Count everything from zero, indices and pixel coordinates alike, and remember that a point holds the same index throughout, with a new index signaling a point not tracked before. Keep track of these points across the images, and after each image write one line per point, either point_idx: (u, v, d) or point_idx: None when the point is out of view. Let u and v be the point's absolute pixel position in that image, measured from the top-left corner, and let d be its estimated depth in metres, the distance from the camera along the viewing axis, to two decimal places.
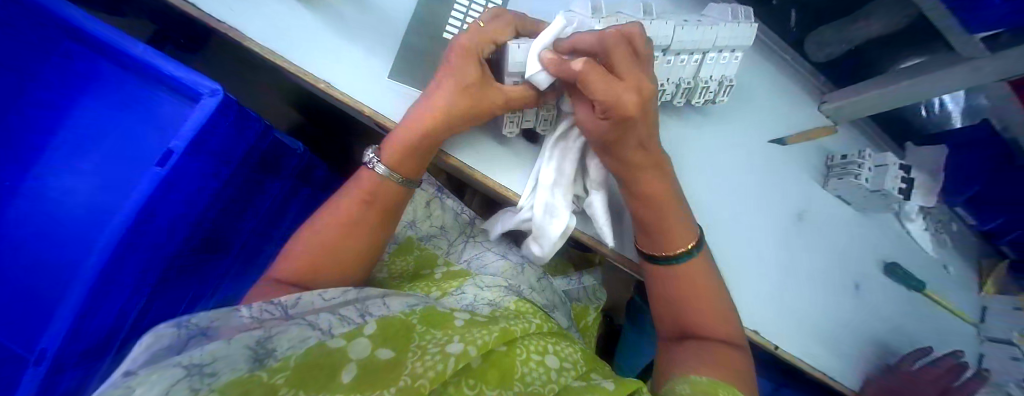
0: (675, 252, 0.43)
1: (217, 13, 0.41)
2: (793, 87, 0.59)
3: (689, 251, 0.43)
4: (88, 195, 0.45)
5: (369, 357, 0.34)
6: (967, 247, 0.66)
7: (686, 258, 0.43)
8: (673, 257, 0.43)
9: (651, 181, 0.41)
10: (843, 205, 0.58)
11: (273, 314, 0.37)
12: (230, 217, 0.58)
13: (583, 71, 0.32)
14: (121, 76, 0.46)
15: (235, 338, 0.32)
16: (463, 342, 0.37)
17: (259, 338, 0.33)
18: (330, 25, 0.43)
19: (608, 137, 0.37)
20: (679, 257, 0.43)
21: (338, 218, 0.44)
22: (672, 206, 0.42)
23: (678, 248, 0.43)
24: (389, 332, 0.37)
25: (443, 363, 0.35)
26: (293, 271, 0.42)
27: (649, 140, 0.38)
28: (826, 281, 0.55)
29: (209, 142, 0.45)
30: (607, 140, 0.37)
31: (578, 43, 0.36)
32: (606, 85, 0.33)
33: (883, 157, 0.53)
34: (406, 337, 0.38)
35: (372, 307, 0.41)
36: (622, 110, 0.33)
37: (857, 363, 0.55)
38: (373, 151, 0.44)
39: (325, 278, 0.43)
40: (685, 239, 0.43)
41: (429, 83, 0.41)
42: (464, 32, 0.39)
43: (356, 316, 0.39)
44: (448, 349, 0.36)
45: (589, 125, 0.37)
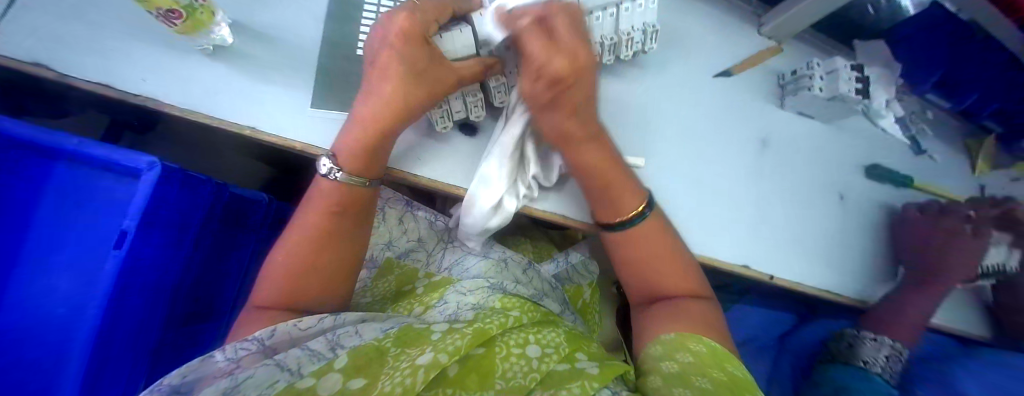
0: (628, 215, 0.43)
1: (129, 86, 0.40)
2: (727, 16, 0.57)
3: (641, 213, 0.43)
4: (64, 294, 0.45)
5: (340, 391, 0.34)
6: (951, 132, 0.64)
7: (637, 220, 0.43)
8: (646, 233, 0.43)
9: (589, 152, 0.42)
10: (807, 121, 0.56)
11: (249, 348, 0.35)
12: (207, 280, 0.59)
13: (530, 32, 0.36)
14: (72, 169, 0.46)
15: (200, 394, 0.30)
16: (433, 351, 0.37)
17: (226, 389, 0.31)
18: (243, 69, 0.42)
19: (543, 99, 0.38)
20: (633, 220, 0.43)
21: (311, 234, 0.42)
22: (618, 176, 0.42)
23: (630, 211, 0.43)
24: (362, 359, 0.36)
25: (412, 376, 0.35)
26: (280, 294, 0.40)
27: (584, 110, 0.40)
28: (808, 200, 0.54)
29: (162, 212, 0.45)
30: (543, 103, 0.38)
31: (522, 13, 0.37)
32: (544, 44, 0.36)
33: (832, 62, 0.52)
34: (380, 361, 0.36)
35: (344, 337, 0.38)
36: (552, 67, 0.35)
37: (856, 270, 0.54)
38: (330, 159, 0.40)
39: (319, 296, 0.42)
40: (632, 201, 0.43)
41: (372, 74, 0.40)
42: (401, 9, 0.39)
43: (327, 350, 0.36)
44: (417, 361, 0.36)
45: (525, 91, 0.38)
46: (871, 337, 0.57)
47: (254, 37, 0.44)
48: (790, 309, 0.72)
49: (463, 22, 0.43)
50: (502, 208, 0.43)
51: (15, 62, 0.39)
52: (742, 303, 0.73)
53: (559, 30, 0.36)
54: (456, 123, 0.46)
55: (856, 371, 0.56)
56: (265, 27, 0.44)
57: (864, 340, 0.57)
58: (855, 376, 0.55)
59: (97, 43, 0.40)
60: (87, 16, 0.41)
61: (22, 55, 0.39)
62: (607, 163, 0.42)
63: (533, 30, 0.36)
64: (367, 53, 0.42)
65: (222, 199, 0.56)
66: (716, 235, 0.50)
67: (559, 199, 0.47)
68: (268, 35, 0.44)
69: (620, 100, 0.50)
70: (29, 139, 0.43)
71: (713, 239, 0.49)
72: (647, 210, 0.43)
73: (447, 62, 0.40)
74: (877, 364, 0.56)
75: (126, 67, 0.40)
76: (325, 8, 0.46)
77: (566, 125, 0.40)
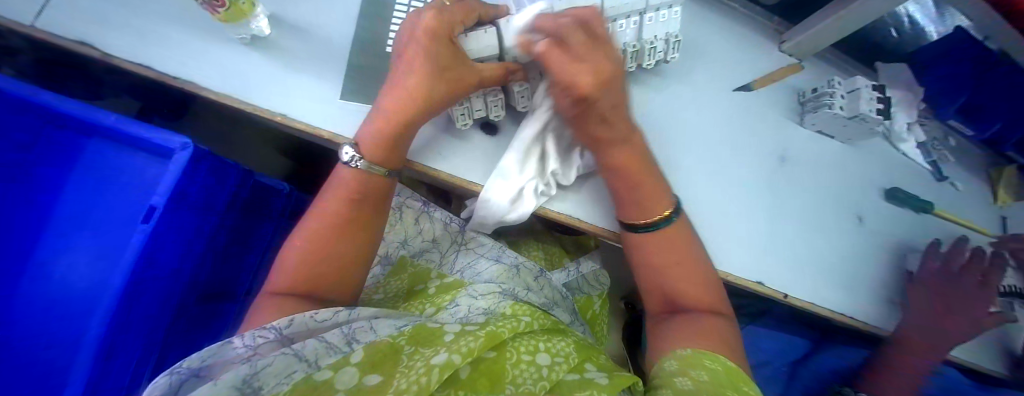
0: (650, 219, 0.43)
1: (169, 68, 0.41)
2: (750, 33, 0.58)
3: (668, 217, 0.42)
4: (90, 266, 0.46)
5: (357, 386, 0.34)
6: (974, 160, 0.63)
7: (664, 223, 0.42)
8: (656, 241, 0.43)
9: (624, 154, 0.42)
10: (827, 140, 0.56)
11: (267, 336, 0.35)
12: (224, 265, 0.60)
13: (544, 51, 0.36)
14: (108, 146, 0.48)
15: (221, 378, 0.30)
16: (447, 352, 0.36)
17: (244, 376, 0.32)
18: (276, 58, 0.44)
19: (572, 113, 0.40)
20: (656, 224, 0.43)
21: (331, 223, 0.42)
22: (648, 179, 0.42)
23: (655, 214, 0.42)
24: (377, 355, 0.36)
25: (426, 376, 0.34)
26: (294, 279, 0.41)
27: (613, 116, 0.40)
28: (823, 218, 0.53)
29: (189, 192, 0.46)
30: (572, 116, 0.40)
31: (541, 27, 0.37)
32: (561, 62, 0.36)
33: (853, 82, 0.52)
34: (393, 358, 0.36)
35: (359, 331, 0.38)
36: (577, 88, 0.36)
37: (873, 292, 0.53)
38: (351, 147, 0.41)
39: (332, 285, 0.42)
40: (659, 205, 0.42)
41: (397, 68, 0.42)
42: (428, 8, 0.40)
43: (342, 343, 0.37)
44: (432, 361, 0.36)
45: (559, 104, 0.40)
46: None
47: (289, 28, 0.46)
48: (807, 334, 0.70)
49: (489, 25, 0.43)
50: (517, 204, 0.44)
51: (62, 40, 0.40)
52: (754, 325, 0.71)
53: (575, 42, 0.36)
54: (476, 121, 0.47)
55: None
56: (300, 20, 0.46)
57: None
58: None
59: (142, 27, 0.42)
60: (136, 2, 0.44)
61: (71, 34, 0.40)
62: (636, 164, 0.42)
63: (550, 49, 0.36)
64: (395, 49, 0.43)
65: (245, 187, 0.58)
66: (729, 246, 0.49)
67: (576, 202, 0.47)
68: (302, 28, 0.46)
69: (638, 108, 0.51)
70: (69, 115, 0.44)
71: (726, 251, 0.49)
72: (673, 214, 0.43)
73: (471, 61, 0.41)
74: None
75: (168, 50, 0.42)
76: (358, 5, 0.48)
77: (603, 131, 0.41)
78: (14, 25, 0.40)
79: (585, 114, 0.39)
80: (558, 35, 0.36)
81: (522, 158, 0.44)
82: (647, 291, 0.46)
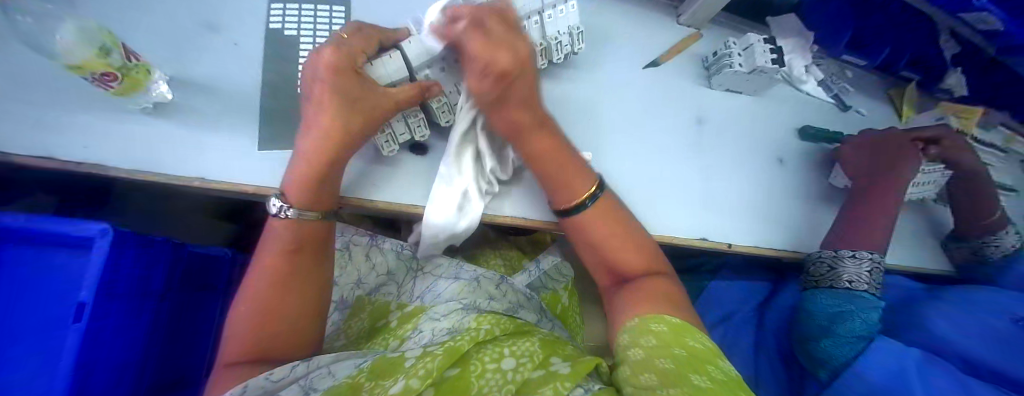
0: (581, 197, 0.44)
1: (70, 154, 0.40)
2: (648, 10, 0.61)
3: (594, 194, 0.45)
4: (18, 383, 0.43)
5: None
6: (872, 85, 0.69)
7: (591, 200, 0.44)
8: (595, 219, 0.45)
9: (541, 138, 0.44)
10: (737, 95, 0.60)
11: None
12: (175, 347, 0.58)
13: (468, 33, 0.38)
14: (27, 250, 0.46)
15: None
16: (405, 378, 0.37)
17: None
18: (185, 122, 0.43)
19: (491, 97, 0.40)
20: (587, 201, 0.44)
21: (273, 278, 0.41)
22: (566, 159, 0.44)
23: (582, 192, 0.44)
24: None
25: None
26: (247, 344, 0.39)
27: (532, 101, 0.43)
28: (749, 168, 0.57)
29: (118, 281, 0.44)
30: (490, 100, 0.40)
31: (458, 13, 0.40)
32: (483, 42, 0.37)
33: (747, 39, 0.55)
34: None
35: (317, 380, 0.38)
36: (498, 64, 0.36)
37: (804, 223, 0.58)
38: (278, 197, 0.41)
39: (291, 341, 0.41)
40: (582, 184, 0.45)
41: (307, 109, 0.42)
42: (327, 45, 0.41)
43: None
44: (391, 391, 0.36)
45: (473, 88, 0.39)
46: (851, 254, 0.53)
47: (194, 89, 0.45)
48: (765, 277, 0.74)
49: (392, 50, 0.45)
50: (465, 210, 0.45)
51: None
52: (717, 279, 0.74)
53: (492, 28, 0.38)
54: (403, 145, 0.47)
55: (843, 294, 0.52)
56: (204, 79, 0.46)
57: (843, 258, 0.53)
58: (842, 299, 0.52)
59: (29, 116, 0.40)
60: (17, 92, 0.41)
61: None
62: (556, 148, 0.44)
63: (471, 31, 0.38)
64: (303, 92, 0.43)
65: (181, 260, 0.56)
66: (670, 212, 0.52)
67: (517, 200, 0.49)
68: (207, 86, 0.45)
69: (556, 100, 0.53)
70: None
71: (668, 217, 0.51)
72: (598, 191, 0.45)
73: (381, 88, 0.42)
74: (862, 280, 0.52)
75: (65, 136, 0.40)
76: (260, 54, 0.48)
77: (519, 117, 0.42)
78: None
79: (505, 97, 0.40)
80: (478, 17, 0.39)
81: (456, 164, 0.45)
82: (595, 266, 0.48)
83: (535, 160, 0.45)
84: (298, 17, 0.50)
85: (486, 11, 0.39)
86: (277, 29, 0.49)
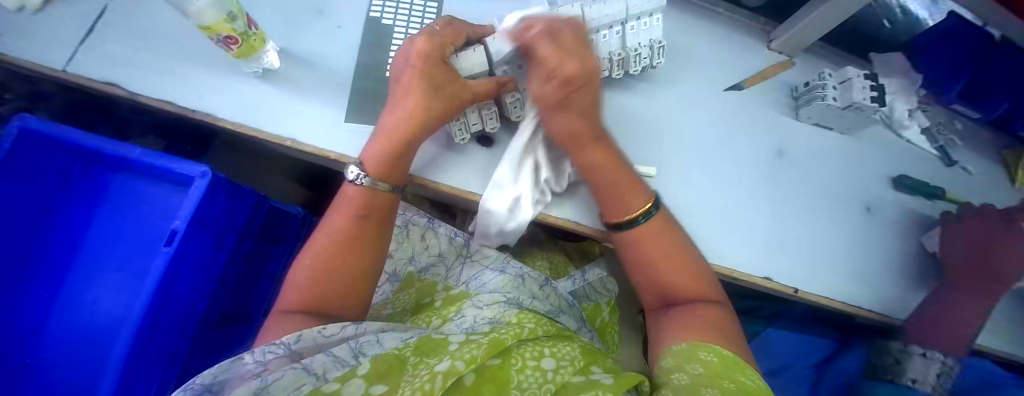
0: (632, 215, 0.43)
1: (188, 102, 0.45)
2: (736, 34, 0.59)
3: (646, 213, 0.43)
4: (116, 292, 0.49)
5: None
6: (985, 143, 0.62)
7: (642, 219, 0.43)
8: (649, 235, 0.43)
9: (595, 152, 0.44)
10: (825, 132, 0.56)
11: (277, 352, 0.36)
12: (241, 289, 0.63)
13: (535, 39, 0.42)
14: (133, 180, 0.52)
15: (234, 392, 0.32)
16: (450, 359, 0.37)
17: (255, 389, 0.33)
18: (284, 88, 0.47)
19: (555, 100, 0.42)
20: (637, 220, 0.43)
21: (336, 238, 0.44)
22: (623, 176, 0.44)
23: (633, 210, 0.43)
24: (385, 366, 0.36)
25: (430, 383, 0.35)
26: (305, 297, 0.42)
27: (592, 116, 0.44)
28: (829, 210, 0.53)
29: (207, 217, 0.49)
30: (553, 104, 0.43)
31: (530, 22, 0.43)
32: (551, 49, 0.41)
33: (845, 72, 0.52)
34: (399, 369, 0.37)
35: (366, 345, 0.39)
36: (564, 70, 0.41)
37: (890, 282, 0.52)
38: (356, 166, 0.43)
39: (342, 303, 0.43)
40: (636, 202, 0.43)
41: (394, 91, 0.44)
42: (420, 35, 0.43)
43: (350, 356, 0.38)
44: (436, 369, 0.36)
45: (538, 94, 0.43)
46: (921, 353, 0.51)
47: (296, 60, 0.49)
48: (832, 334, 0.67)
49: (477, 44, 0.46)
50: (518, 213, 0.45)
51: (90, 82, 0.44)
52: (771, 327, 0.68)
53: (564, 39, 0.42)
54: (473, 136, 0.48)
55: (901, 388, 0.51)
56: (305, 53, 0.50)
57: (912, 355, 0.52)
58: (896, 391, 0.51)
59: (161, 65, 0.46)
60: (152, 42, 0.47)
61: (96, 76, 0.44)
62: (614, 163, 0.44)
63: (542, 38, 0.42)
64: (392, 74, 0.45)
65: (259, 212, 0.61)
66: (734, 244, 0.49)
67: (573, 207, 0.48)
68: (307, 59, 0.50)
69: (629, 113, 0.52)
70: (100, 152, 0.48)
71: (731, 248, 0.49)
72: (653, 209, 0.43)
73: (463, 78, 0.43)
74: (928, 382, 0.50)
75: (185, 86, 0.46)
76: (358, 37, 0.52)
77: (575, 122, 0.43)
78: (45, 67, 0.44)
79: (566, 103, 0.42)
80: (552, 27, 0.42)
81: (516, 167, 0.45)
82: (641, 287, 0.46)
83: (591, 172, 0.44)
84: (396, 7, 0.53)
85: (562, 23, 0.43)
86: (375, 16, 0.52)
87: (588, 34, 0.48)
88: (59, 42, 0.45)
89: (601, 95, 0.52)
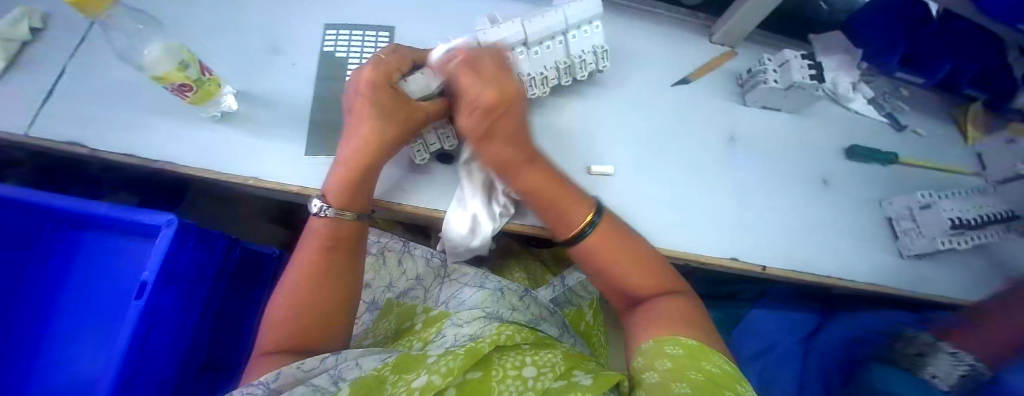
0: (575, 230, 0.44)
1: (152, 154, 0.46)
2: (679, 30, 0.61)
3: (585, 229, 0.44)
4: (94, 349, 0.51)
5: None
6: (932, 106, 0.64)
7: (582, 234, 0.44)
8: (596, 247, 0.44)
9: (532, 174, 0.44)
10: (775, 113, 0.58)
11: (255, 393, 0.36)
12: (220, 333, 0.63)
13: (457, 71, 0.40)
14: (105, 237, 0.53)
15: None
16: (427, 373, 0.38)
17: None
18: (245, 130, 0.49)
19: (480, 130, 0.41)
20: (581, 233, 0.44)
21: (307, 273, 0.44)
22: (563, 193, 0.44)
23: (575, 226, 0.44)
24: (363, 389, 0.37)
25: None
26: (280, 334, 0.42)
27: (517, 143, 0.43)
28: (788, 187, 0.55)
29: (176, 265, 0.49)
30: (478, 135, 0.41)
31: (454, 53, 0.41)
32: (475, 81, 0.39)
33: (783, 55, 0.54)
34: (378, 390, 0.37)
35: (345, 369, 0.39)
36: (483, 101, 0.38)
37: (855, 249, 0.53)
38: (319, 199, 0.45)
39: (320, 335, 0.44)
40: (578, 216, 0.44)
41: (348, 120, 0.46)
42: (367, 65, 0.45)
43: (329, 384, 0.38)
44: (414, 384, 0.37)
45: (465, 125, 0.41)
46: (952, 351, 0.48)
47: (255, 102, 0.51)
48: (813, 310, 0.69)
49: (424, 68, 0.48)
50: (478, 230, 0.47)
51: (54, 145, 0.45)
52: (756, 308, 0.70)
53: (485, 67, 0.40)
54: (434, 155, 0.50)
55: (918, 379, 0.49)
56: (264, 94, 0.52)
57: (939, 352, 0.49)
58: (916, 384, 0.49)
59: (122, 121, 0.48)
60: (112, 100, 0.49)
61: (60, 138, 0.45)
62: (550, 182, 0.44)
63: (462, 70, 0.39)
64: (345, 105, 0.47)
65: (233, 254, 0.62)
66: (699, 230, 0.50)
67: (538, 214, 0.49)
68: (266, 100, 0.51)
69: (583, 117, 0.54)
70: (69, 211, 0.49)
71: (697, 234, 0.50)
72: (596, 218, 0.44)
73: (414, 102, 0.45)
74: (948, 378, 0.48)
75: (149, 139, 0.47)
76: (314, 72, 0.54)
77: (502, 151, 0.43)
78: (8, 135, 0.45)
79: (491, 135, 0.41)
80: (472, 59, 0.40)
81: (469, 188, 0.47)
82: (607, 285, 0.47)
83: (529, 195, 0.45)
84: (349, 40, 0.55)
85: (478, 53, 0.40)
86: (329, 52, 0.55)
87: (532, 46, 0.51)
88: (22, 109, 0.46)
89: (555, 102, 0.54)
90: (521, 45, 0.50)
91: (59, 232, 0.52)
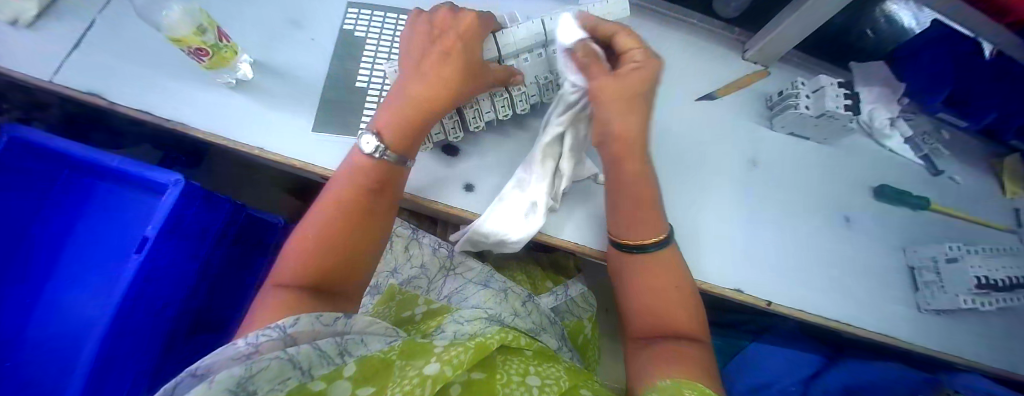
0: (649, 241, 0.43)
1: (166, 113, 0.47)
2: (710, 44, 0.59)
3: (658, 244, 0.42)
4: (96, 295, 0.52)
5: None
6: (973, 152, 0.60)
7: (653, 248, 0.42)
8: (654, 265, 0.43)
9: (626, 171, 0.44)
10: (802, 141, 0.55)
11: (271, 335, 0.32)
12: (218, 299, 0.65)
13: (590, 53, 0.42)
14: (114, 188, 0.53)
15: (216, 380, 0.28)
16: (438, 362, 0.35)
17: (239, 378, 0.29)
18: (257, 99, 0.49)
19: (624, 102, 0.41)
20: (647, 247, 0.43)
21: (344, 210, 0.41)
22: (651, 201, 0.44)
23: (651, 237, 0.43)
24: (369, 369, 0.33)
25: (420, 387, 0.33)
26: (309, 275, 0.38)
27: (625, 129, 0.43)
28: (804, 220, 0.52)
29: (180, 226, 0.50)
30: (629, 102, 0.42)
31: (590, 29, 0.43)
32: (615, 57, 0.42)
33: (817, 80, 0.50)
34: (386, 372, 0.34)
35: (352, 344, 0.36)
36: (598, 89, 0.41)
37: (869, 295, 0.50)
38: (374, 135, 0.42)
39: (346, 286, 0.41)
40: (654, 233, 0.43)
41: (427, 59, 0.43)
42: (471, 13, 0.44)
43: (337, 354, 0.34)
44: (425, 371, 0.34)
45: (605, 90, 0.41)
46: None
47: (270, 73, 0.50)
48: (817, 349, 0.65)
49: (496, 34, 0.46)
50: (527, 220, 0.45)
51: (73, 93, 0.46)
52: (755, 343, 0.66)
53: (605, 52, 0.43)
54: (439, 145, 0.49)
55: None
56: (279, 66, 0.51)
57: None
58: None
59: (140, 78, 0.48)
60: (135, 56, 0.49)
61: (79, 87, 0.46)
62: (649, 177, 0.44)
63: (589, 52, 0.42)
64: (406, 51, 0.45)
65: (237, 221, 0.62)
66: (703, 253, 0.48)
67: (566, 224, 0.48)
68: (281, 72, 0.51)
69: None
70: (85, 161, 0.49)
71: (699, 257, 0.48)
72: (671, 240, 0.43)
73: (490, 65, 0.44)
74: None
75: (165, 98, 0.47)
76: (331, 48, 0.53)
77: (631, 121, 0.42)
78: (30, 79, 0.46)
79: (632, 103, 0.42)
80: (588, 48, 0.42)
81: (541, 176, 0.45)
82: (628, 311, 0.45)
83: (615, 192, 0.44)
84: (368, 20, 0.54)
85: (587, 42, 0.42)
86: (348, 30, 0.54)
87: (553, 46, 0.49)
88: (46, 55, 0.47)
89: None
90: (541, 45, 0.48)
91: (75, 178, 0.53)
